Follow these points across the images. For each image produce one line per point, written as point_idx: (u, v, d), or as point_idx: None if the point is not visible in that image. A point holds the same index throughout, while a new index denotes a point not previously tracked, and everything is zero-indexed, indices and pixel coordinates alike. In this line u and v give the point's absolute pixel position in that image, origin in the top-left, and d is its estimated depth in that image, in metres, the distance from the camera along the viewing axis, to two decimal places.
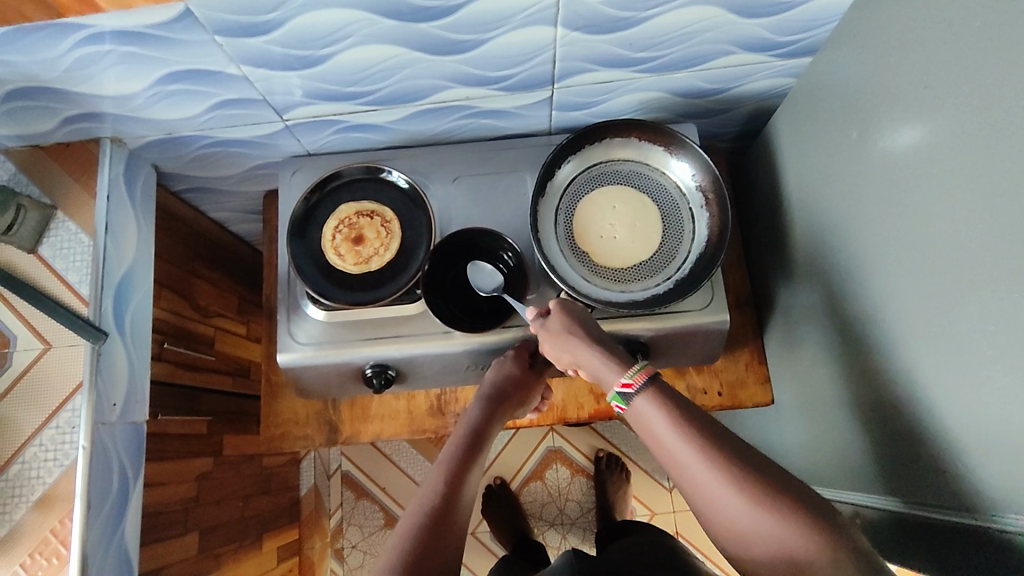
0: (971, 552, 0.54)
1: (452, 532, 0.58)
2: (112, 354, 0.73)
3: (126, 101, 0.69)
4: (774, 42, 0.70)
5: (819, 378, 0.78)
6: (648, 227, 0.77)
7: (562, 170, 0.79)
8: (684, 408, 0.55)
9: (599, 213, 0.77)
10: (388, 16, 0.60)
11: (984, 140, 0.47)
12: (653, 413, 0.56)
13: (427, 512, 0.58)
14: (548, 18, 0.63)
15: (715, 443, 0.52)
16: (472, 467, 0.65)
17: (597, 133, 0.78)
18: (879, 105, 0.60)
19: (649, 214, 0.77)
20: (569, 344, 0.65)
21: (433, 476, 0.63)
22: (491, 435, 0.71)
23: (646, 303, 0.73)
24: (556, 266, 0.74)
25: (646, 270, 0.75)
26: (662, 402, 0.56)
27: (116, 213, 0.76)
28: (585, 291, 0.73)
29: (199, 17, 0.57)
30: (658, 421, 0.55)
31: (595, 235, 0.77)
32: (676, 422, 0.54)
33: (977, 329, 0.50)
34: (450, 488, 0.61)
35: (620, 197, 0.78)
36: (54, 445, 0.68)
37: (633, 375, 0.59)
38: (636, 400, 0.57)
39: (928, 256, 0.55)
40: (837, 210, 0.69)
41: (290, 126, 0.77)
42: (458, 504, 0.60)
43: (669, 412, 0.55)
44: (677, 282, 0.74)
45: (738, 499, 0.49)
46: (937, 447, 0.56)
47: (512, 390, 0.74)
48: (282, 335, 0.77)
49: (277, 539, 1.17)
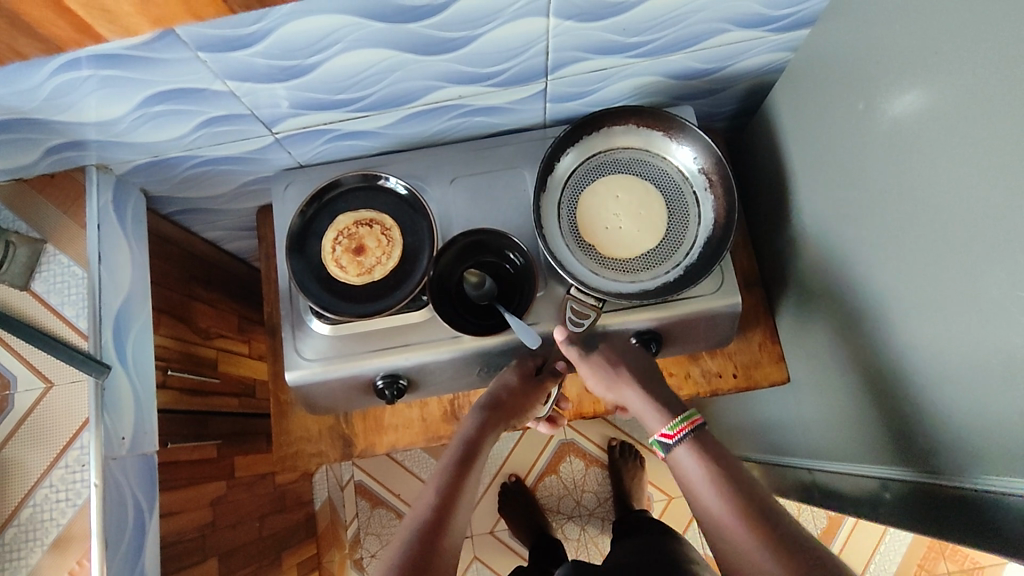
0: (1008, 524, 0.52)
1: (447, 541, 0.58)
2: (116, 386, 0.71)
3: (109, 126, 0.67)
4: (768, 17, 0.69)
5: (833, 354, 0.77)
6: (654, 216, 0.76)
7: (561, 164, 0.77)
8: (717, 459, 0.60)
9: (602, 204, 0.76)
10: (376, 19, 0.58)
11: (999, 97, 0.46)
12: (690, 463, 0.61)
13: (423, 521, 0.58)
14: (540, 9, 0.61)
15: (744, 494, 0.56)
16: (469, 479, 0.64)
17: (594, 123, 0.76)
18: (883, 73, 0.59)
19: (653, 202, 0.76)
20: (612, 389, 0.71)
21: (429, 486, 0.63)
22: (488, 444, 0.70)
23: (657, 293, 0.72)
24: (564, 261, 0.73)
25: (654, 259, 0.74)
26: (696, 452, 0.61)
27: (108, 241, 0.74)
28: (595, 285, 0.72)
29: (181, 34, 0.55)
30: (694, 471, 0.60)
31: (601, 226, 0.75)
32: (714, 470, 0.59)
33: (1006, 295, 0.48)
34: (445, 498, 0.61)
35: (622, 187, 0.76)
36: (65, 485, 0.66)
37: (673, 428, 0.64)
38: (673, 451, 0.62)
39: (947, 223, 0.53)
40: (845, 182, 0.68)
41: (280, 139, 0.75)
42: (455, 514, 0.60)
43: (701, 464, 0.60)
44: (687, 268, 0.73)
45: (755, 540, 0.52)
46: (962, 418, 0.55)
47: (513, 400, 0.74)
48: (288, 352, 0.75)
49: (295, 556, 1.16)
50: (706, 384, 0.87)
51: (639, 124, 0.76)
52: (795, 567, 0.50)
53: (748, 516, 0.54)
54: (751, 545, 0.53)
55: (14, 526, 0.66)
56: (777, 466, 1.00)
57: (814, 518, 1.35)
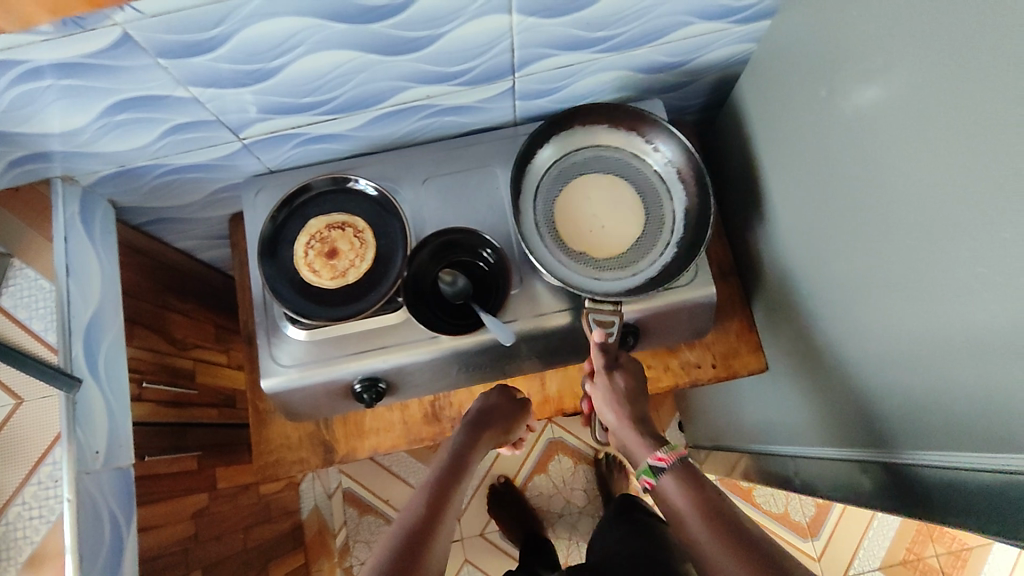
0: (988, 503, 0.51)
1: (432, 543, 0.61)
2: (89, 400, 0.70)
3: (73, 136, 0.66)
4: (730, 9, 0.69)
5: (807, 341, 0.77)
6: (627, 203, 0.76)
7: (532, 165, 0.77)
8: (700, 485, 0.60)
9: (577, 213, 0.76)
10: (337, 21, 0.58)
11: (956, 78, 0.46)
12: (673, 491, 0.61)
13: (408, 524, 0.62)
14: (502, 6, 0.61)
15: (725, 520, 0.57)
16: (454, 492, 0.67)
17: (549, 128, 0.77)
18: (842, 59, 0.59)
19: (622, 192, 0.76)
20: (608, 405, 0.71)
21: (416, 496, 0.66)
22: (477, 459, 0.74)
23: (664, 278, 0.73)
24: (566, 278, 0.72)
25: (646, 245, 0.75)
26: (682, 480, 0.61)
27: (77, 254, 0.73)
28: (601, 292, 0.72)
29: (139, 40, 0.55)
30: (676, 500, 0.60)
31: (587, 232, 0.75)
32: (694, 496, 0.60)
33: (971, 272, 0.48)
34: (431, 506, 0.64)
35: (590, 185, 0.77)
36: (38, 502, 0.66)
37: (668, 451, 0.64)
38: (662, 477, 0.62)
39: (911, 206, 0.54)
40: (811, 170, 0.69)
41: (248, 145, 0.75)
42: (442, 522, 0.63)
43: (687, 490, 0.60)
44: (680, 246, 0.74)
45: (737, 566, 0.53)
46: (932, 396, 0.56)
47: (495, 417, 0.78)
48: (264, 359, 0.74)
49: (284, 566, 1.15)
50: (686, 375, 0.87)
51: (587, 122, 0.77)
52: None
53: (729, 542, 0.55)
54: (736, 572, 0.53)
55: None
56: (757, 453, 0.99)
57: (802, 507, 1.36)
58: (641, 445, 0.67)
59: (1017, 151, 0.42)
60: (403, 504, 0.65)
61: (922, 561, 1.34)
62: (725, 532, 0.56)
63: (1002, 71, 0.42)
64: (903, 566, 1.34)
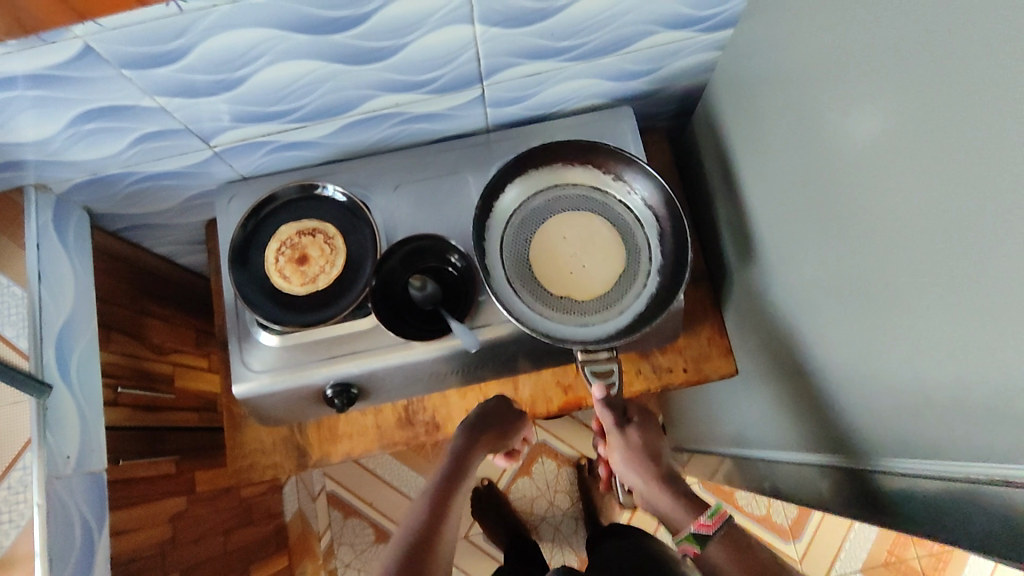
0: (940, 508, 0.52)
1: (432, 561, 0.64)
2: (60, 405, 0.71)
3: (44, 145, 0.67)
4: (694, 18, 0.70)
5: (773, 346, 0.78)
6: (603, 238, 0.76)
7: (494, 212, 0.77)
8: (752, 555, 0.60)
9: (558, 264, 0.75)
10: (298, 32, 0.59)
11: (898, 91, 0.47)
12: (722, 556, 0.61)
13: (408, 543, 0.64)
14: (464, 16, 0.62)
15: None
16: (450, 503, 0.70)
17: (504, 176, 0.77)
18: (799, 69, 0.60)
19: (595, 230, 0.76)
20: (636, 469, 0.74)
21: (418, 509, 0.69)
22: (474, 465, 0.75)
23: (651, 312, 0.72)
24: (546, 327, 0.72)
25: (627, 281, 0.74)
26: (731, 549, 0.61)
27: (49, 261, 0.74)
28: (581, 338, 0.72)
29: (102, 52, 0.56)
30: (726, 563, 0.61)
31: (565, 277, 0.75)
32: (742, 562, 0.60)
33: (912, 282, 0.49)
34: (431, 522, 0.67)
35: (564, 226, 0.76)
36: (8, 505, 0.66)
37: (712, 516, 0.64)
38: (710, 544, 0.62)
39: (861, 214, 0.54)
40: (774, 177, 0.69)
41: (219, 153, 0.76)
42: (436, 538, 0.65)
43: (739, 557, 0.60)
44: (662, 275, 0.74)
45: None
46: (884, 401, 0.56)
47: (494, 421, 0.79)
48: (236, 365, 0.75)
49: (266, 568, 1.15)
50: (657, 380, 0.88)
51: (541, 167, 0.78)
52: None
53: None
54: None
55: None
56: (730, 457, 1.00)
57: (784, 509, 1.37)
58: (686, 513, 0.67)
59: (953, 165, 0.43)
60: (404, 519, 0.67)
61: (903, 563, 1.35)
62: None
63: (940, 84, 0.43)
64: (885, 568, 1.35)
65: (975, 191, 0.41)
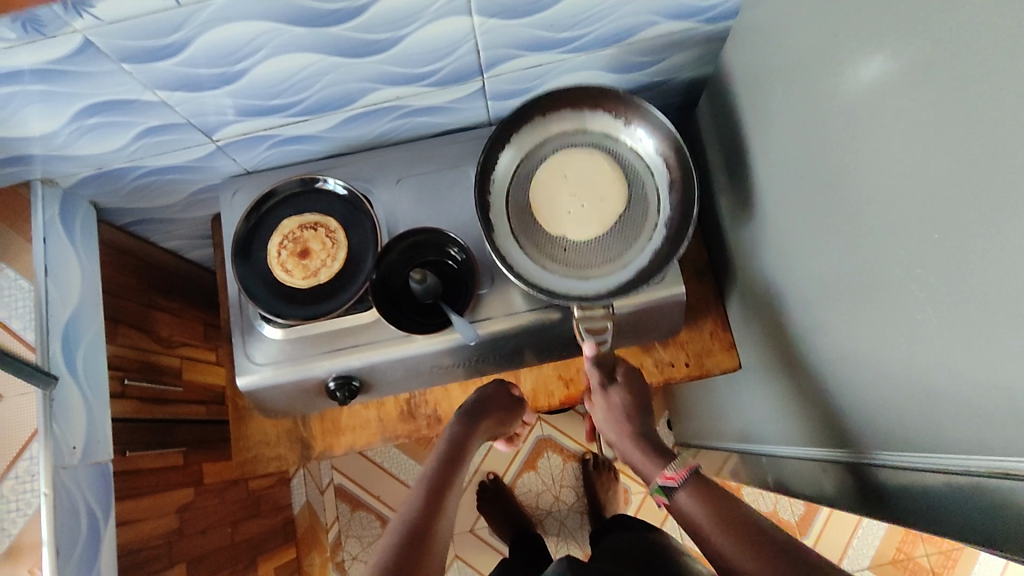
0: (944, 504, 0.51)
1: (436, 538, 0.63)
2: (66, 396, 0.73)
3: (49, 140, 0.68)
4: (695, 8, 0.69)
5: (775, 339, 0.77)
6: (603, 182, 0.75)
7: (497, 166, 0.76)
8: (709, 494, 0.64)
9: (563, 207, 0.74)
10: (296, 24, 0.59)
11: (897, 82, 0.46)
12: (689, 502, 0.65)
13: (412, 519, 0.64)
14: (462, 7, 0.62)
15: (731, 517, 0.61)
16: (450, 485, 0.70)
17: (513, 122, 0.75)
18: (801, 57, 0.59)
19: (597, 173, 0.75)
20: (614, 419, 0.79)
21: (418, 490, 0.69)
22: (471, 452, 0.76)
23: (655, 268, 0.72)
24: (549, 283, 0.72)
25: (632, 233, 0.74)
26: (696, 493, 0.65)
27: (55, 254, 0.75)
28: (594, 291, 0.72)
29: (102, 46, 0.56)
30: (692, 508, 0.64)
31: (561, 220, 0.74)
32: (705, 500, 0.64)
33: (909, 273, 0.49)
34: (432, 503, 0.66)
35: (563, 168, 0.76)
36: (14, 495, 0.67)
37: (676, 470, 0.68)
38: (676, 493, 0.67)
39: (862, 204, 0.53)
40: (776, 168, 0.68)
41: (221, 147, 0.76)
42: (439, 518, 0.65)
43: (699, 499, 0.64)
44: (669, 229, 0.73)
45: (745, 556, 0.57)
46: (884, 394, 0.56)
47: (493, 407, 0.80)
48: (239, 357, 0.76)
49: (272, 560, 1.17)
50: (660, 373, 0.88)
51: (551, 113, 0.76)
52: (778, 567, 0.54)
53: (736, 535, 0.59)
54: (747, 564, 0.56)
55: None
56: (735, 451, 0.99)
57: (791, 505, 1.36)
58: (652, 463, 0.72)
59: (953, 155, 0.42)
60: (405, 500, 0.67)
61: (911, 560, 1.33)
62: (733, 527, 0.60)
63: (941, 71, 0.42)
64: (893, 566, 1.33)
65: (975, 179, 0.40)
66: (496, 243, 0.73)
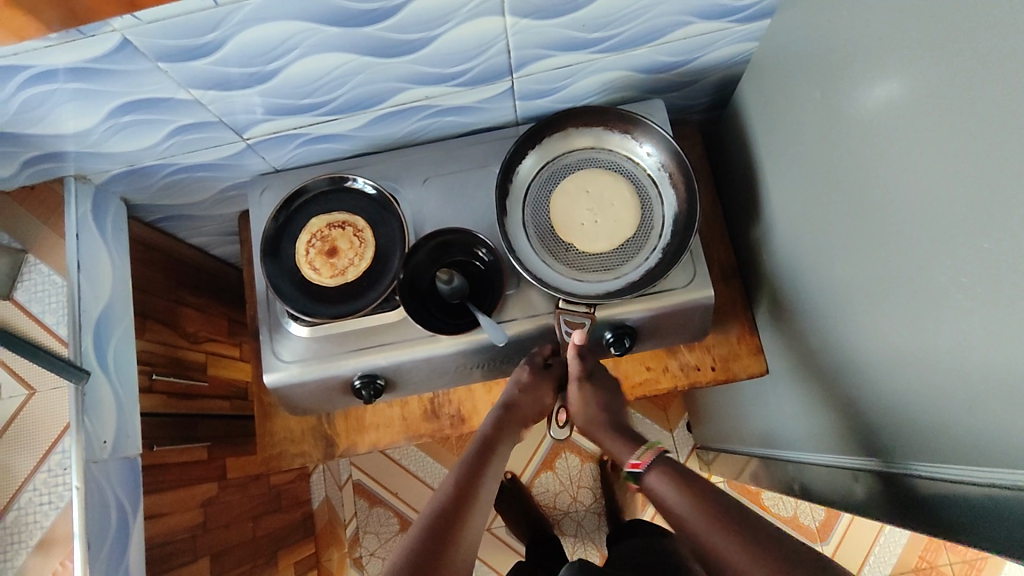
0: (976, 517, 0.50)
1: (462, 531, 0.61)
2: (97, 390, 0.73)
3: (83, 137, 0.69)
4: (730, 8, 0.68)
5: (804, 344, 0.76)
6: (619, 204, 0.76)
7: (521, 167, 0.77)
8: (680, 469, 0.65)
9: (575, 217, 0.75)
10: (331, 24, 0.59)
11: (939, 86, 0.45)
12: (660, 484, 0.64)
13: (437, 511, 0.62)
14: (495, 8, 0.62)
15: (717, 509, 0.59)
16: (480, 478, 0.67)
17: (546, 130, 0.77)
18: (839, 59, 0.58)
19: (617, 195, 0.76)
20: (593, 407, 0.76)
21: (446, 483, 0.66)
22: (503, 448, 0.73)
23: (641, 284, 0.72)
24: (544, 277, 0.73)
25: (631, 250, 0.74)
26: (666, 469, 0.65)
27: (88, 250, 0.76)
28: (582, 292, 0.72)
29: (139, 45, 0.57)
30: (667, 493, 0.63)
31: (570, 227, 0.75)
32: (682, 488, 0.63)
33: (953, 280, 0.47)
34: (458, 495, 0.64)
35: (585, 182, 0.76)
36: (48, 488, 0.68)
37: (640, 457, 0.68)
38: (646, 477, 0.66)
39: (901, 210, 0.52)
40: (807, 172, 0.67)
41: (251, 145, 0.77)
42: (450, 548, 0.58)
43: (670, 473, 0.64)
44: (668, 247, 0.74)
45: (740, 553, 0.55)
46: (920, 404, 0.54)
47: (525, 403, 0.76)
48: (266, 354, 0.76)
49: (292, 555, 1.18)
50: (684, 377, 0.87)
51: (583, 126, 0.77)
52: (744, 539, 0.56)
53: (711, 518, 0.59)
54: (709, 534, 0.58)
55: (14, 510, 0.68)
56: (759, 457, 0.98)
57: (812, 511, 1.34)
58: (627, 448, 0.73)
59: (997, 164, 0.41)
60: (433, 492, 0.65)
61: (934, 569, 1.32)
62: (723, 522, 0.58)
63: (984, 77, 0.41)
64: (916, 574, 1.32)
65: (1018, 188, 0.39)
66: (507, 231, 0.74)
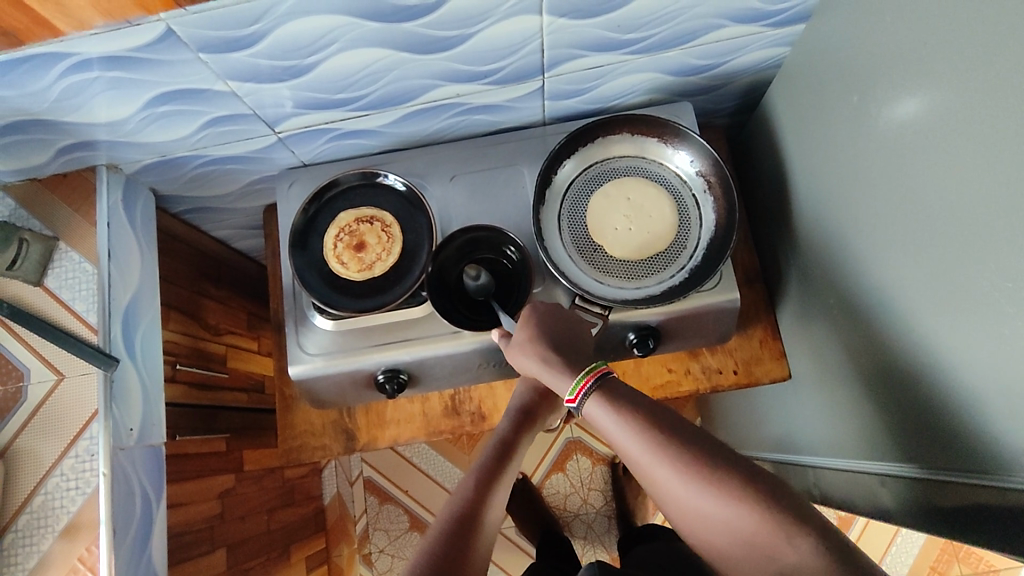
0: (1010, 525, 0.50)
1: (481, 533, 0.61)
2: (124, 379, 0.74)
3: (118, 126, 0.70)
4: (763, 12, 0.69)
5: (828, 349, 0.76)
6: (657, 216, 0.76)
7: (562, 168, 0.78)
8: (627, 406, 0.56)
9: (609, 220, 0.76)
10: (371, 19, 0.59)
11: (982, 90, 0.45)
12: (599, 413, 0.57)
13: (458, 510, 0.62)
14: (533, 6, 0.62)
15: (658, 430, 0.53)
16: (500, 478, 0.67)
17: (589, 134, 0.78)
18: (875, 65, 0.58)
19: (657, 208, 0.76)
20: (527, 349, 0.64)
21: (466, 481, 0.66)
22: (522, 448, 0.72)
23: (660, 297, 0.72)
24: (569, 274, 0.73)
25: (658, 263, 0.74)
26: (606, 402, 0.57)
27: (117, 238, 0.76)
28: (602, 295, 0.72)
29: (182, 35, 0.57)
30: (608, 420, 0.56)
31: (604, 228, 0.75)
32: (635, 429, 0.54)
33: (996, 285, 0.47)
34: (477, 495, 0.63)
35: (627, 189, 0.77)
36: (75, 474, 0.69)
37: (575, 390, 0.59)
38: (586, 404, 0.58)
39: (938, 215, 0.52)
40: (839, 177, 0.68)
41: (283, 138, 0.77)
42: (472, 551, 0.59)
43: (617, 411, 0.56)
44: (705, 253, 0.74)
45: (711, 497, 0.49)
46: (953, 410, 0.54)
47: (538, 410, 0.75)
48: (292, 347, 0.76)
49: (304, 549, 1.18)
50: (706, 381, 0.87)
51: (633, 134, 0.78)
52: (683, 463, 0.51)
53: (646, 439, 0.53)
54: (641, 453, 0.53)
55: (42, 495, 0.68)
56: (776, 462, 0.98)
57: None
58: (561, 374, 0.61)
59: None
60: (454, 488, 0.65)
61: None
62: (662, 447, 0.52)
63: None
64: None
65: None
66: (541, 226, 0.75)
